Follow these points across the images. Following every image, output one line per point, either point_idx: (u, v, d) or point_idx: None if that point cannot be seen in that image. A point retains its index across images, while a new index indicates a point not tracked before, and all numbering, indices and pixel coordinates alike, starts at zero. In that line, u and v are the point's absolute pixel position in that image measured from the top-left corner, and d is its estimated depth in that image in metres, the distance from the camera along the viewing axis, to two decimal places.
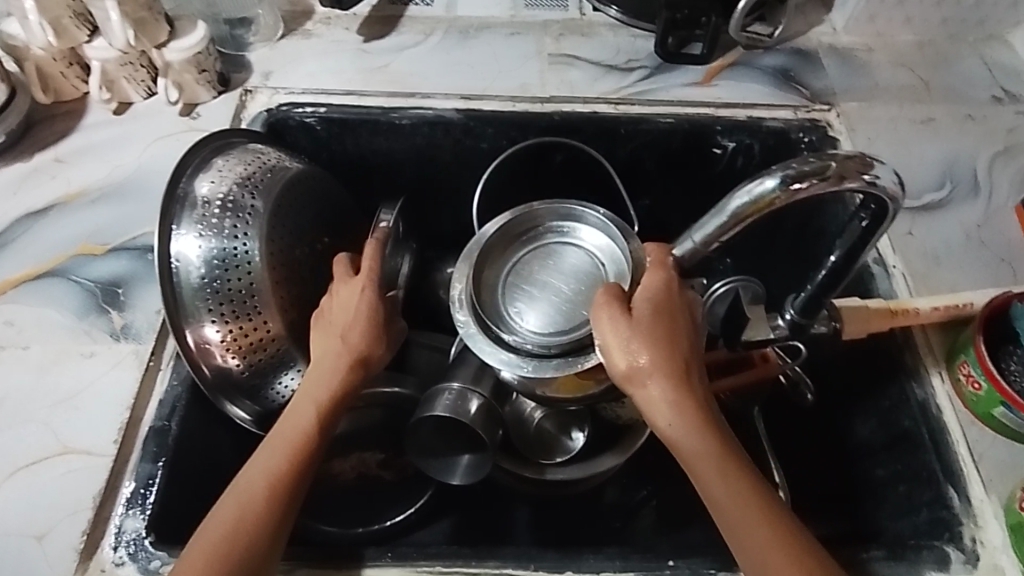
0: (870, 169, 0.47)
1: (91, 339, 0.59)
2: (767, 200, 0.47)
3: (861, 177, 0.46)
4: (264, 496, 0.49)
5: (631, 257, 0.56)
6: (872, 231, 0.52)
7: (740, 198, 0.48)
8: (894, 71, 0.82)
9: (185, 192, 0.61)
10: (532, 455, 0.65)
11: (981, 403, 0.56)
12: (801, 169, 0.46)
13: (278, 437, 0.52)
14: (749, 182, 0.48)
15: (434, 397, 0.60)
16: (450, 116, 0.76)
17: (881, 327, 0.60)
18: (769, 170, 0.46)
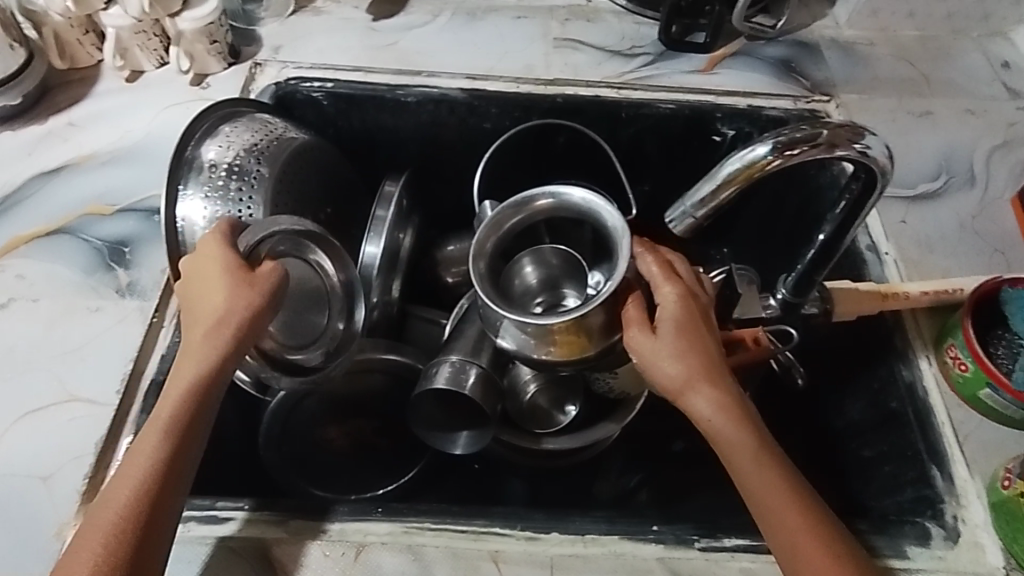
0: (861, 139, 0.47)
1: (97, 296, 0.60)
2: (761, 165, 0.47)
3: (852, 146, 0.47)
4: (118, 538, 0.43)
5: (495, 220, 0.57)
6: (859, 208, 0.53)
7: (732, 165, 0.48)
8: (894, 64, 0.83)
9: (192, 154, 0.64)
10: (527, 425, 0.67)
11: (967, 384, 0.57)
12: (793, 137, 0.47)
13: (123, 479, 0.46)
14: (739, 150, 0.48)
15: (434, 371, 0.60)
16: (455, 95, 0.78)
17: (872, 310, 0.61)
18: (762, 137, 0.47)
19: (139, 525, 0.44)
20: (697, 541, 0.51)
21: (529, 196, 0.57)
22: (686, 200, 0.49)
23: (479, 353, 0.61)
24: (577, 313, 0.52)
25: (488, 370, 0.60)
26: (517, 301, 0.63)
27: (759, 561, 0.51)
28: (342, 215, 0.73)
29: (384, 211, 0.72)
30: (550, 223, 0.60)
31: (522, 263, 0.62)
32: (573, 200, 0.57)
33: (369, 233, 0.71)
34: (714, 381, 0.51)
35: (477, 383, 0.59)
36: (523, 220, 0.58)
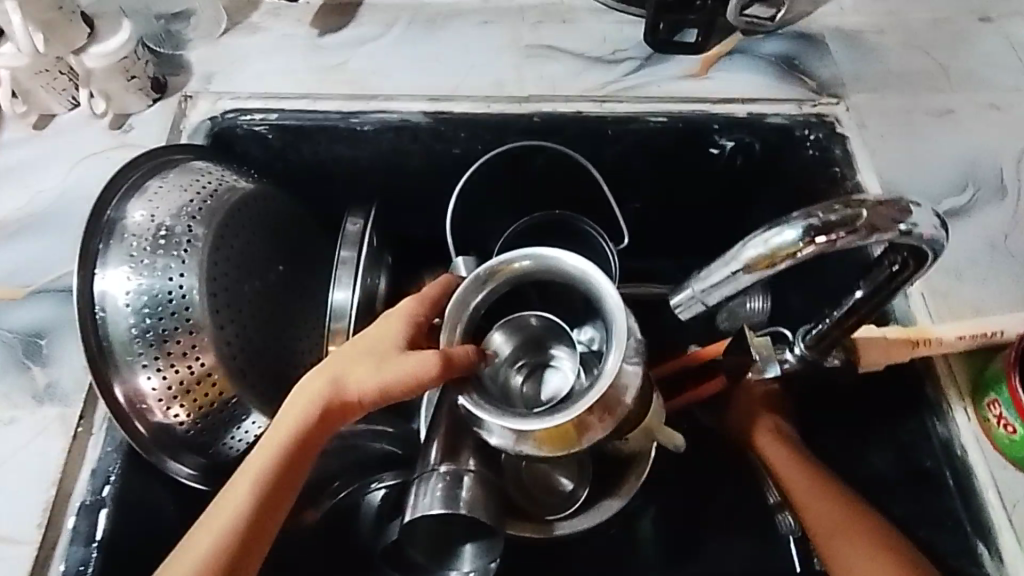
0: (906, 217, 0.39)
1: (12, 403, 0.52)
2: (785, 252, 0.39)
3: (895, 226, 0.39)
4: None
5: (456, 299, 0.48)
6: (893, 279, 0.46)
7: (751, 247, 0.40)
8: (907, 54, 0.74)
9: (113, 217, 0.56)
10: (533, 509, 0.58)
11: (1014, 446, 0.51)
12: (827, 219, 0.39)
13: (211, 521, 0.46)
14: (763, 230, 0.40)
15: (420, 491, 0.51)
16: (416, 120, 0.69)
17: (901, 357, 0.54)
18: (790, 219, 0.39)
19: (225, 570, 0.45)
20: None
21: (501, 261, 0.49)
22: (696, 283, 0.43)
23: (464, 457, 0.52)
24: (566, 417, 0.45)
25: (482, 474, 0.52)
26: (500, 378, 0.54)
27: None
28: (298, 269, 0.64)
29: (350, 251, 0.65)
30: (539, 283, 0.52)
31: (496, 335, 0.54)
32: (554, 262, 0.48)
33: (335, 280, 0.63)
34: (804, 483, 0.56)
35: (474, 489, 0.51)
36: (498, 290, 0.49)
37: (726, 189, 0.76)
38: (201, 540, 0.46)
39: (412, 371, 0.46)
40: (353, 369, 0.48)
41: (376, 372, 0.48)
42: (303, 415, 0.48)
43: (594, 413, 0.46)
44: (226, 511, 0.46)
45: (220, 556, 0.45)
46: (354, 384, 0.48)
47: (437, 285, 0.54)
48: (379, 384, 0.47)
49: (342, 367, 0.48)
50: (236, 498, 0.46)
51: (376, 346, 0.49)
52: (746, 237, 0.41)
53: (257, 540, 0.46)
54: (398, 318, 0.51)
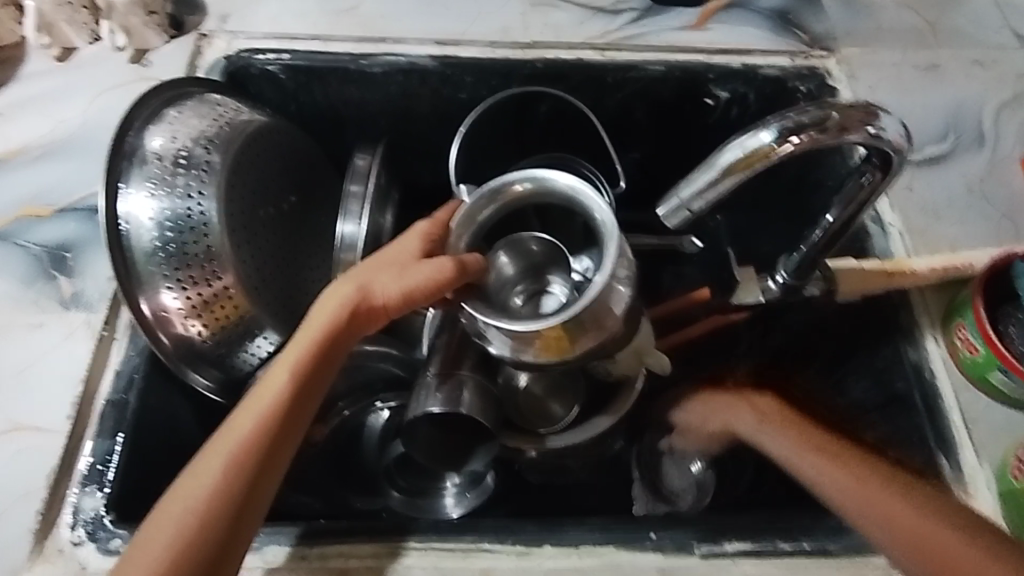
0: (874, 121, 0.43)
1: (40, 310, 0.56)
2: (764, 154, 0.42)
3: (864, 129, 0.43)
4: (248, 455, 0.47)
5: (463, 211, 0.52)
6: (872, 193, 0.49)
7: (732, 152, 0.43)
8: (898, 11, 0.77)
9: (134, 143, 0.59)
10: (528, 425, 0.62)
11: (977, 367, 0.54)
12: (801, 121, 0.42)
13: (252, 403, 0.49)
14: (739, 136, 0.43)
15: (421, 395, 0.55)
16: (424, 63, 0.71)
17: (876, 288, 0.58)
18: (766, 121, 0.42)
19: (267, 445, 0.48)
20: (696, 546, 0.50)
21: (503, 183, 0.52)
22: (681, 193, 0.45)
23: (462, 365, 0.57)
24: (560, 319, 0.49)
25: (479, 381, 0.56)
26: (499, 297, 0.56)
27: (761, 565, 0.50)
28: (308, 203, 0.68)
29: (359, 186, 0.69)
30: (538, 207, 0.55)
31: (498, 255, 0.56)
32: (551, 183, 0.52)
33: (345, 212, 0.66)
34: (797, 431, 0.57)
35: (472, 395, 0.55)
36: (499, 210, 0.53)
37: (720, 139, 0.79)
38: (243, 419, 0.49)
39: (426, 277, 0.50)
40: (378, 274, 0.52)
41: (398, 279, 0.51)
42: (336, 309, 0.51)
43: (588, 325, 0.50)
44: (268, 393, 0.49)
45: (261, 433, 0.48)
46: (380, 289, 0.52)
47: (446, 211, 0.57)
48: (403, 289, 0.51)
49: (367, 274, 0.52)
50: (276, 383, 0.50)
51: (394, 257, 0.53)
52: (723, 145, 0.44)
53: (289, 429, 0.49)
54: (414, 235, 0.54)
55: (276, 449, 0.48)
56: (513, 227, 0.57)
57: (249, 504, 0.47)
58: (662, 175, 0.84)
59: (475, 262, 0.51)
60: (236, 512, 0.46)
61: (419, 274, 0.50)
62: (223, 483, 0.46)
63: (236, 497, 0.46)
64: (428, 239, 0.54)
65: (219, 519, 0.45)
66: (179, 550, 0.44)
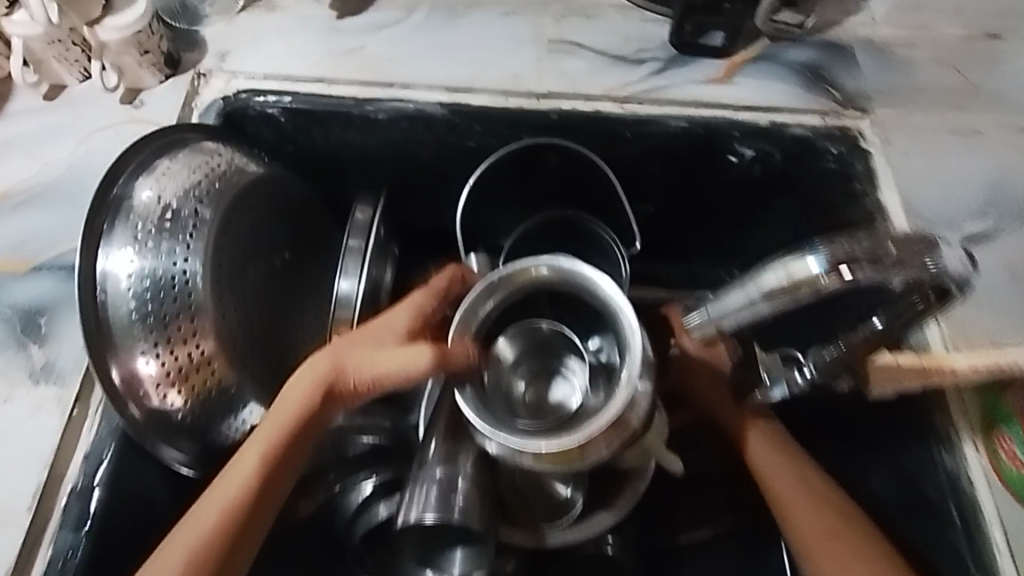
0: (935, 255, 0.37)
1: (9, 379, 0.52)
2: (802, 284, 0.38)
3: (923, 263, 0.37)
4: (213, 547, 0.44)
5: (467, 300, 0.47)
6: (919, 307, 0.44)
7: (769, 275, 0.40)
8: (937, 69, 0.73)
9: (120, 195, 0.55)
10: (526, 513, 0.58)
11: (1021, 482, 0.50)
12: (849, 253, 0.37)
13: (220, 487, 0.46)
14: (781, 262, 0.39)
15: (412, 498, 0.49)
16: (432, 111, 0.67)
17: (912, 387, 0.54)
18: (813, 247, 0.38)
19: (234, 535, 0.45)
20: None
21: (515, 270, 0.47)
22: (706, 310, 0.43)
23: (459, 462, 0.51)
24: (579, 435, 0.44)
25: (478, 478, 0.51)
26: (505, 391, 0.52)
27: None
28: (302, 257, 0.64)
29: (358, 241, 0.63)
30: (553, 295, 0.51)
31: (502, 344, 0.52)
32: (569, 273, 0.47)
33: (342, 268, 0.61)
34: (805, 480, 0.56)
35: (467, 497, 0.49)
36: (507, 298, 0.48)
37: (742, 197, 0.75)
38: (208, 506, 0.45)
39: (405, 366, 0.45)
40: (356, 355, 0.47)
41: (376, 362, 0.46)
42: (311, 390, 0.46)
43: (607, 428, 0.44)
44: (237, 477, 0.46)
45: (227, 522, 0.45)
46: (355, 372, 0.46)
47: (445, 278, 0.52)
48: (380, 375, 0.46)
49: (343, 353, 0.47)
50: (246, 467, 0.46)
51: (375, 331, 0.48)
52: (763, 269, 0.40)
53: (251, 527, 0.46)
54: (403, 309, 0.49)
55: (245, 538, 0.45)
56: (525, 312, 0.53)
57: None
58: (678, 229, 0.80)
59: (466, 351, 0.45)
60: None
61: (398, 362, 0.45)
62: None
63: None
64: (416, 315, 0.49)
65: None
66: None
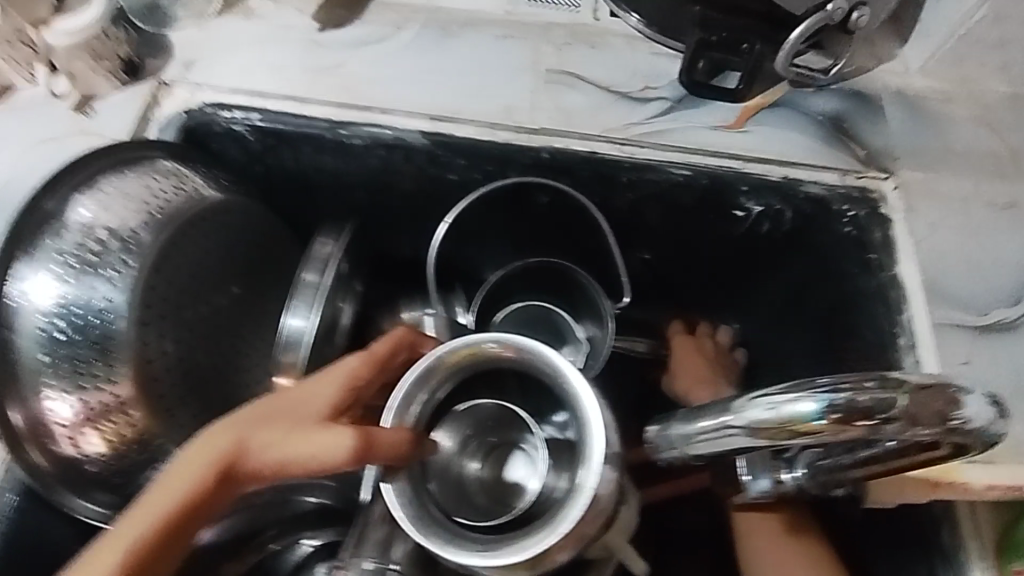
0: (957, 411, 0.33)
1: None
2: (797, 427, 0.34)
3: (942, 421, 0.33)
4: None
5: (415, 373, 0.43)
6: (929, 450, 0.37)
7: (760, 410, 0.35)
8: (975, 130, 0.65)
9: (53, 210, 0.50)
10: None
11: None
12: (856, 400, 0.33)
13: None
14: (777, 393, 0.35)
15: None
16: (411, 140, 0.62)
17: (917, 498, 0.47)
18: (815, 390, 0.33)
19: None
20: None
21: (468, 343, 0.44)
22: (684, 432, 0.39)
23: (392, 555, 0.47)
24: (534, 548, 0.39)
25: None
26: (451, 475, 0.47)
27: None
28: (256, 291, 0.57)
29: (314, 276, 0.58)
30: (516, 373, 0.46)
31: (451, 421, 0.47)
32: (530, 352, 0.43)
33: (292, 304, 0.55)
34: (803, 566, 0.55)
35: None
36: (461, 371, 0.45)
37: (747, 254, 0.68)
38: None
39: (323, 452, 0.42)
40: (269, 431, 0.43)
41: (290, 443, 0.43)
42: (207, 469, 0.41)
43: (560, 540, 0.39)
44: (99, 568, 0.38)
45: None
46: (263, 451, 0.43)
47: (388, 342, 0.48)
48: (294, 458, 0.42)
49: (254, 427, 0.43)
50: (113, 557, 0.39)
51: (296, 404, 0.44)
52: (754, 398, 0.36)
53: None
54: (332, 380, 0.45)
55: None
56: (483, 388, 0.48)
57: None
58: (677, 280, 0.74)
59: (400, 441, 0.41)
60: None
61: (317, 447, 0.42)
62: None
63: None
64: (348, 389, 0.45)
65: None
66: None
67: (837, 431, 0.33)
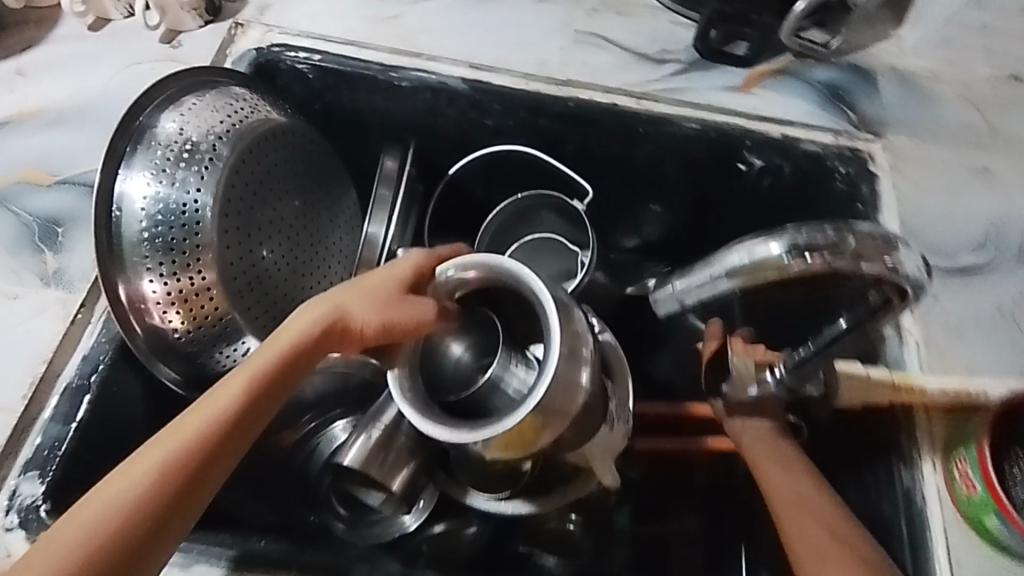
0: (895, 253, 0.40)
1: (20, 280, 0.56)
2: (769, 265, 0.42)
3: (883, 260, 0.40)
4: (185, 462, 0.40)
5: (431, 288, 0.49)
6: (882, 312, 0.44)
7: (737, 255, 0.44)
8: (959, 105, 0.73)
9: (144, 125, 0.58)
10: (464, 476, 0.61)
11: (974, 507, 0.51)
12: (813, 241, 0.41)
13: (205, 403, 0.42)
14: (752, 241, 0.43)
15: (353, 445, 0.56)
16: (454, 85, 0.70)
17: (882, 400, 0.57)
18: (776, 233, 0.41)
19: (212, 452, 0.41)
20: None
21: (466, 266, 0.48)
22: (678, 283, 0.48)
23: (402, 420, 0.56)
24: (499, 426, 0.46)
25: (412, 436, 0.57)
26: (458, 374, 0.54)
27: None
28: (314, 208, 0.66)
29: (388, 191, 0.70)
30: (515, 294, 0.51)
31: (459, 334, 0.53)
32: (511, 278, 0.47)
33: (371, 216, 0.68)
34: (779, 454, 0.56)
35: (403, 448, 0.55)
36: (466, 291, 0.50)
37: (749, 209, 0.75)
38: (189, 418, 0.42)
39: (404, 322, 0.47)
40: (363, 300, 0.47)
41: (381, 310, 0.47)
42: (318, 322, 0.46)
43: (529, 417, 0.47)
44: (225, 392, 0.43)
45: (206, 437, 0.41)
46: (360, 316, 0.47)
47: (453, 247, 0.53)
48: (384, 323, 0.47)
49: (353, 297, 0.47)
50: (237, 384, 0.43)
51: (384, 281, 0.48)
52: (733, 247, 0.44)
53: (203, 479, 0.41)
54: (410, 267, 0.49)
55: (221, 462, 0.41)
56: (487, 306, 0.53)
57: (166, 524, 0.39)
58: None
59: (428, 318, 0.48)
60: (148, 536, 0.39)
61: (400, 317, 0.47)
62: (150, 488, 0.39)
63: (121, 557, 0.38)
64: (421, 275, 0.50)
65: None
66: (83, 558, 0.37)
67: (800, 268, 0.41)
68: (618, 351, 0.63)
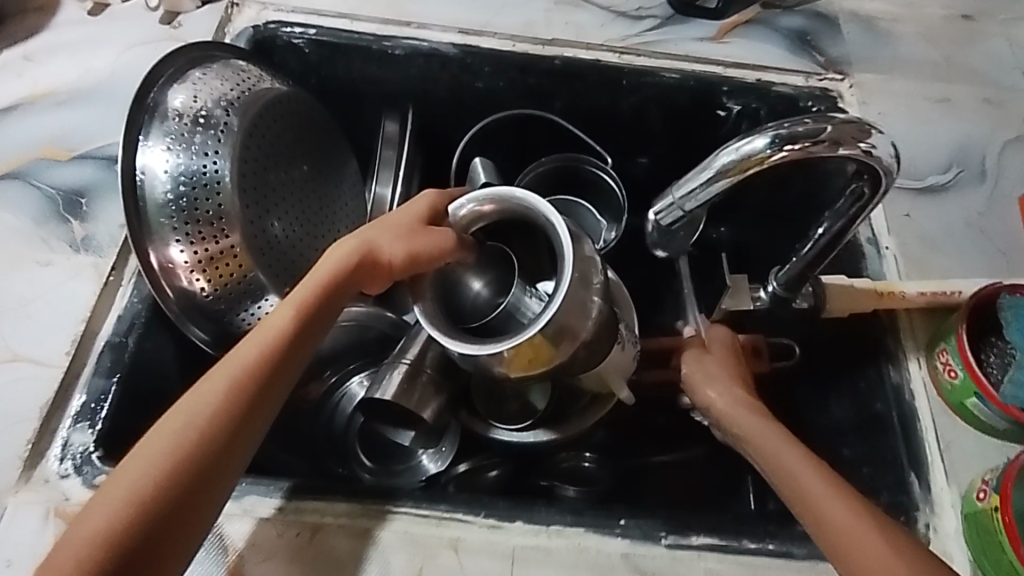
0: (867, 137, 0.47)
1: (52, 248, 0.59)
2: (757, 158, 0.48)
3: (857, 144, 0.47)
4: (249, 377, 0.47)
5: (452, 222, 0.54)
6: (859, 205, 0.53)
7: (728, 156, 0.49)
8: (917, 43, 0.78)
9: (155, 100, 0.60)
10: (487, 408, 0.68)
11: (956, 392, 0.56)
12: (794, 132, 0.47)
13: (260, 330, 0.49)
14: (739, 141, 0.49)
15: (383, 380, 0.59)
16: (445, 50, 0.73)
17: (866, 307, 0.60)
18: (761, 129, 0.48)
19: (271, 368, 0.48)
20: (664, 537, 0.52)
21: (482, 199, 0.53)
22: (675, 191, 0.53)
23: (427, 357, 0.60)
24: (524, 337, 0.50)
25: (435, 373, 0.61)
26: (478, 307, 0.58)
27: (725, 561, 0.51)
28: (321, 173, 0.69)
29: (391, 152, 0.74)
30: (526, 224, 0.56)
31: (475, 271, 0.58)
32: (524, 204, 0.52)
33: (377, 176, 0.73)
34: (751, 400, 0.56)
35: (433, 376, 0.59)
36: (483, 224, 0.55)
37: None
38: (248, 343, 0.48)
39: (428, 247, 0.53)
40: (387, 234, 0.54)
41: (405, 241, 0.53)
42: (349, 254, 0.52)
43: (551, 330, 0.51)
44: (276, 318, 0.49)
45: (263, 356, 0.48)
46: (386, 248, 0.53)
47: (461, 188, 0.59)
48: (409, 251, 0.53)
49: (378, 233, 0.54)
50: (285, 312, 0.50)
51: (404, 216, 0.55)
52: (722, 150, 0.50)
53: (269, 390, 0.47)
54: (425, 204, 0.56)
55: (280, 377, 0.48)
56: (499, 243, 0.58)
57: (240, 432, 0.46)
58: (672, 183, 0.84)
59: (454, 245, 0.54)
60: (226, 441, 0.45)
61: (424, 243, 0.53)
62: (224, 401, 0.46)
63: (214, 453, 0.44)
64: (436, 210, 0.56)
65: (179, 483, 0.43)
66: (179, 457, 0.44)
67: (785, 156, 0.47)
68: (619, 284, 0.66)
